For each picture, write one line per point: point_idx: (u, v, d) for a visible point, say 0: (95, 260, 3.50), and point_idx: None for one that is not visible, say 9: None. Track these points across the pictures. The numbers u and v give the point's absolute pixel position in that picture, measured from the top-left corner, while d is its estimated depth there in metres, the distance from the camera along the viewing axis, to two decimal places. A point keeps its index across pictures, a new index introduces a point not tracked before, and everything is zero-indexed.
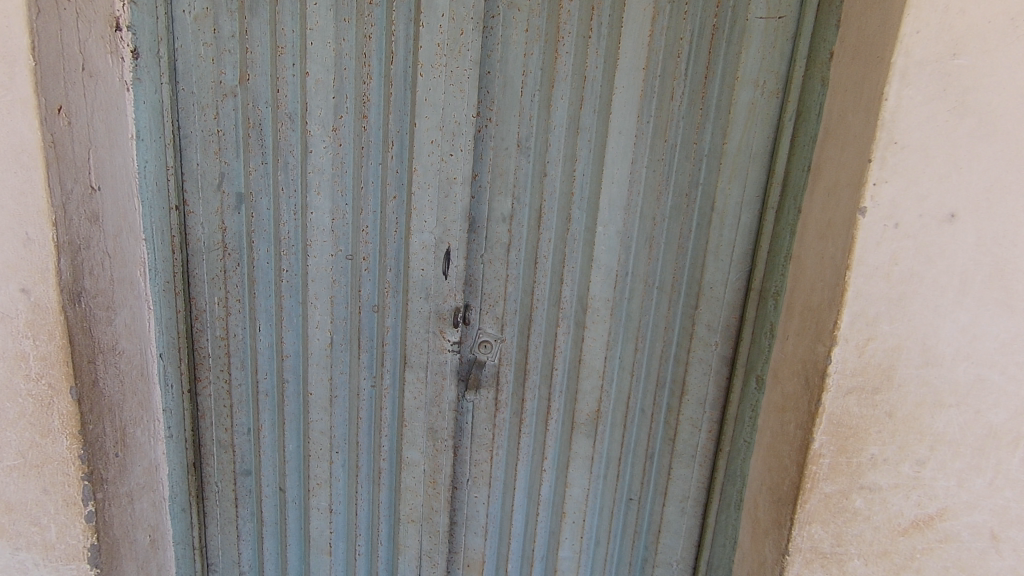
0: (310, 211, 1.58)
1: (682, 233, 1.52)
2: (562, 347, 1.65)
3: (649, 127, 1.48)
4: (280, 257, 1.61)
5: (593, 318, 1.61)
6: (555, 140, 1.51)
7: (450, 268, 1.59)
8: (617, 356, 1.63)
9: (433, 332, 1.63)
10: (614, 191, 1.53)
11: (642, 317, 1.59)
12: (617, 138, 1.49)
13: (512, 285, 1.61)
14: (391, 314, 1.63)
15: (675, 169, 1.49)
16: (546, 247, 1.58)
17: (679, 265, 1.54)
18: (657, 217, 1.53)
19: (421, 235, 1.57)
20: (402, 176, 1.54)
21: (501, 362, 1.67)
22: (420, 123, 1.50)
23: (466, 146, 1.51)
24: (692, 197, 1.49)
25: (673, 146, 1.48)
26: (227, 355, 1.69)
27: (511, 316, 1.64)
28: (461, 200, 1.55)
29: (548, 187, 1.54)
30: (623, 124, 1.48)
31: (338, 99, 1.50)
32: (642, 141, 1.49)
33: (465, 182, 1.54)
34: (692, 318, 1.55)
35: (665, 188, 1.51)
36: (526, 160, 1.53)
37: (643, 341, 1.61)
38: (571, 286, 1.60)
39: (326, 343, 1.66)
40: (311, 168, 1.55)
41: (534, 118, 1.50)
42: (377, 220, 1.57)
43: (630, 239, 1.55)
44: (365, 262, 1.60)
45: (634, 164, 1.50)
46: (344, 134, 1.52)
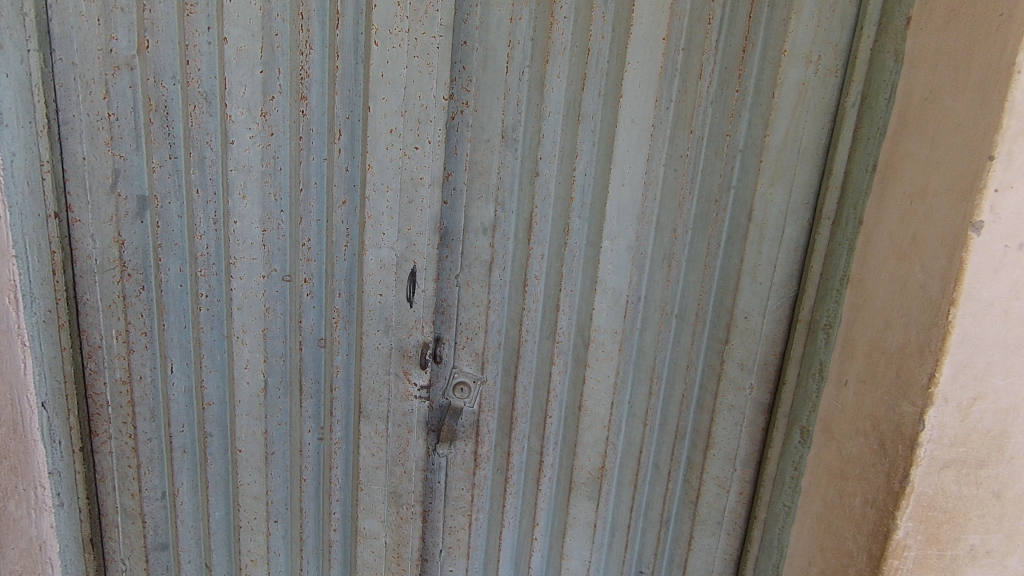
0: (233, 220, 1.21)
1: (710, 249, 1.21)
2: (558, 389, 1.32)
3: (670, 114, 1.16)
4: (196, 279, 1.25)
5: (596, 354, 1.28)
6: (549, 132, 1.19)
7: (416, 294, 1.24)
8: (626, 401, 1.31)
9: (394, 374, 1.28)
10: (624, 196, 1.20)
11: (657, 353, 1.27)
12: (628, 129, 1.17)
13: (495, 314, 1.29)
14: (342, 352, 1.29)
15: (702, 169, 1.18)
16: (538, 265, 1.26)
17: (705, 290, 1.22)
18: (679, 229, 1.21)
19: (378, 251, 1.22)
20: (353, 175, 1.20)
21: (481, 409, 1.34)
22: (375, 106, 1.15)
23: (437, 137, 1.17)
24: (723, 204, 1.18)
25: (700, 139, 1.16)
26: (130, 404, 1.32)
27: (494, 352, 1.32)
28: (431, 207, 1.21)
29: (540, 190, 1.22)
30: (636, 110, 1.16)
31: (268, 73, 1.14)
32: (660, 132, 1.17)
33: (435, 183, 1.20)
34: (720, 355, 1.24)
35: (689, 192, 1.19)
36: (512, 155, 1.21)
37: (659, 382, 1.29)
38: (568, 316, 1.28)
39: (259, 389, 1.30)
40: (233, 165, 1.18)
41: (523, 102, 1.19)
42: (322, 232, 1.23)
43: (644, 256, 1.23)
44: (307, 285, 1.26)
45: (651, 162, 1.19)
46: (276, 120, 1.16)
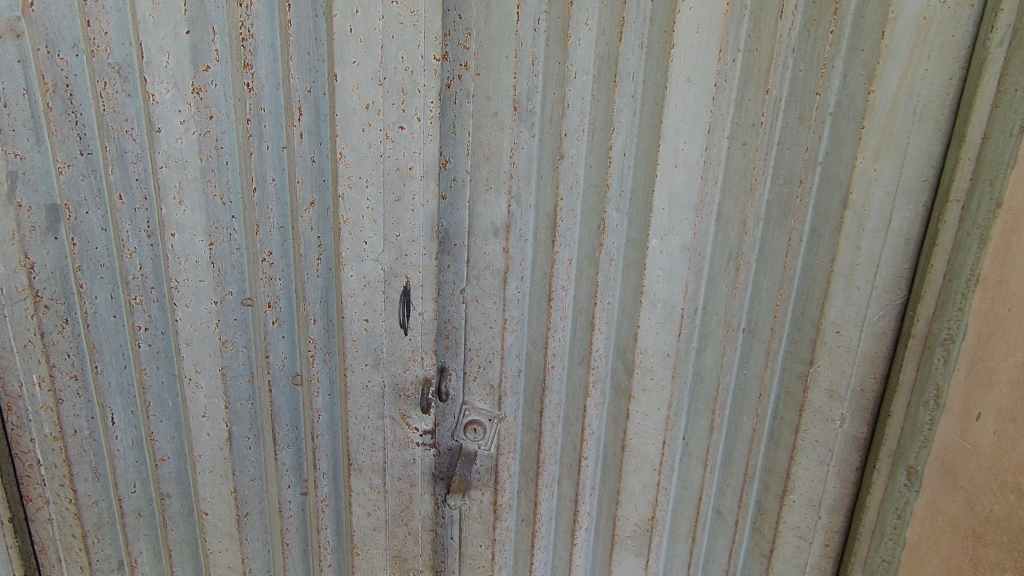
0: (169, 231, 0.92)
1: (791, 246, 0.92)
2: (594, 423, 1.07)
3: (737, 69, 0.88)
4: (130, 308, 0.98)
5: (644, 384, 1.02)
6: (574, 99, 0.92)
7: (411, 318, 0.96)
8: (681, 435, 1.05)
9: (389, 418, 1.02)
10: (677, 180, 0.93)
11: (720, 378, 1.01)
12: (683, 90, 0.89)
13: (512, 336, 1.03)
14: (323, 391, 1.04)
15: (779, 141, 0.90)
16: (566, 272, 0.99)
17: (785, 298, 0.95)
18: (750, 222, 0.94)
19: (360, 266, 0.93)
20: (321, 167, 0.92)
21: (500, 451, 1.09)
22: (344, 74, 0.85)
23: (432, 112, 0.88)
24: (809, 186, 0.89)
25: (778, 100, 0.88)
26: (65, 464, 1.06)
27: (513, 382, 1.06)
28: (427, 206, 0.91)
29: (567, 178, 0.95)
30: (693, 65, 0.88)
31: (197, 35, 0.85)
32: (722, 94, 0.89)
33: (430, 174, 0.90)
34: (805, 382, 0.96)
35: (763, 171, 0.91)
36: (528, 133, 0.94)
37: (723, 412, 1.03)
38: (606, 336, 1.02)
39: (223, 440, 1.04)
40: (162, 161, 0.89)
41: (539, 61, 0.91)
42: (286, 242, 0.96)
43: (701, 258, 0.96)
44: (270, 311, 0.99)
45: (710, 133, 0.91)
46: (213, 96, 0.88)
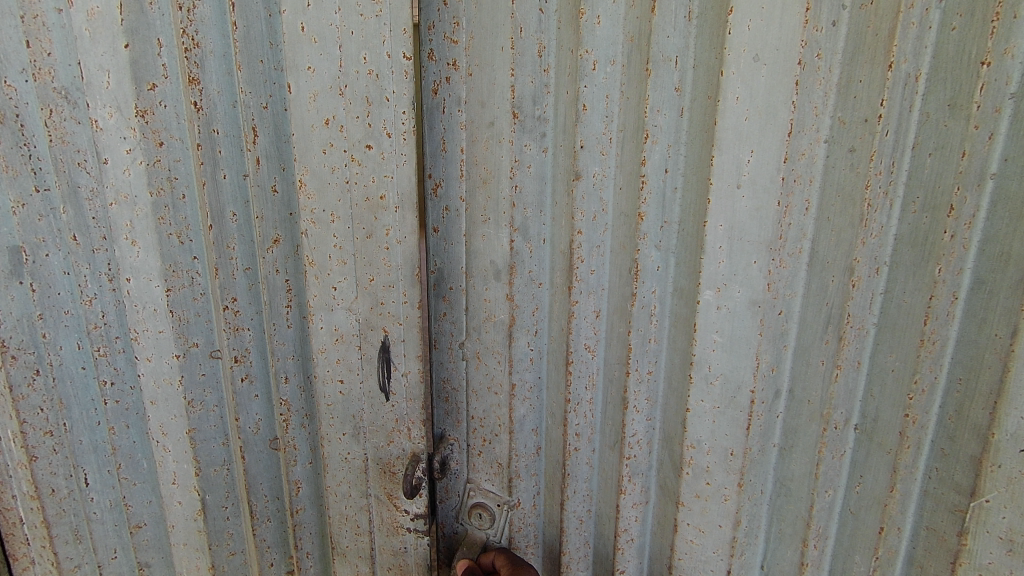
0: (125, 275, 0.79)
1: (934, 309, 0.62)
2: (633, 528, 0.88)
3: (831, 37, 0.62)
4: (97, 361, 0.87)
5: (699, 492, 0.79)
6: (593, 100, 0.76)
7: (392, 382, 0.87)
8: (756, 562, 0.80)
9: (375, 497, 0.93)
10: (741, 207, 0.68)
11: (816, 497, 0.74)
12: (747, 73, 0.64)
13: (522, 405, 0.91)
14: (303, 459, 0.93)
15: (914, 143, 0.61)
16: (584, 328, 0.84)
17: (919, 394, 0.64)
18: (861, 268, 0.65)
19: (331, 316, 0.85)
20: (287, 197, 0.82)
21: (512, 545, 0.99)
22: (298, 83, 0.77)
23: (403, 126, 0.78)
24: (962, 217, 0.58)
25: (907, 80, 0.59)
26: (44, 525, 0.92)
27: (528, 462, 0.94)
28: (404, 242, 0.82)
29: (584, 200, 0.79)
30: (764, 36, 0.63)
31: (138, 49, 0.71)
32: (807, 78, 0.63)
33: (405, 204, 0.81)
34: (962, 522, 0.63)
35: (891, 195, 0.63)
36: (538, 146, 0.81)
37: (825, 545, 0.75)
38: (642, 421, 0.83)
39: (196, 510, 0.89)
40: (113, 197, 0.76)
41: (547, 52, 0.78)
42: (255, 286, 0.83)
43: (778, 316, 0.70)
44: (239, 366, 0.84)
45: (790, 137, 0.64)
46: (163, 119, 0.74)
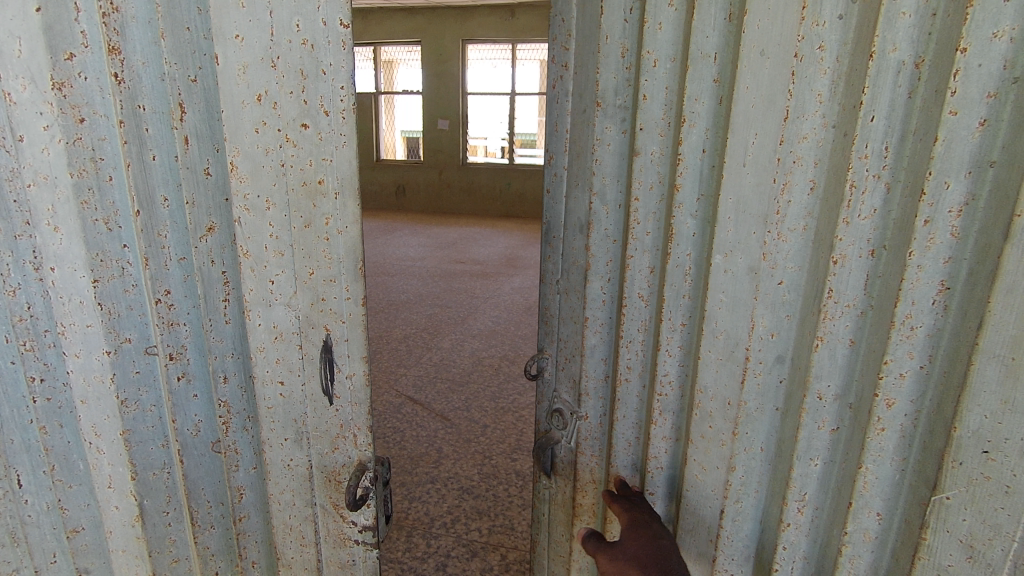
0: (47, 265, 0.73)
1: (918, 297, 0.64)
2: (662, 457, 0.93)
3: (836, 29, 0.66)
4: (25, 357, 0.76)
5: (702, 432, 0.86)
6: (654, 91, 0.83)
7: (335, 385, 0.82)
8: (753, 515, 0.85)
9: (321, 505, 0.90)
10: (745, 183, 0.75)
11: (796, 460, 0.77)
12: (754, 65, 0.71)
13: (594, 335, 0.99)
14: (245, 464, 0.89)
15: (905, 131, 0.63)
16: (636, 270, 0.91)
17: (890, 376, 0.67)
18: (852, 237, 0.68)
19: (269, 313, 0.81)
20: (219, 181, 0.76)
21: (579, 451, 1.06)
22: (226, 54, 0.71)
23: (341, 104, 0.71)
24: (932, 197, 0.61)
25: (899, 67, 0.62)
26: None
27: (596, 384, 1.01)
28: (345, 232, 0.76)
29: (641, 175, 0.87)
30: (768, 33, 0.70)
31: (52, 14, 0.64)
32: (806, 67, 0.68)
33: (346, 191, 0.75)
34: (924, 516, 0.66)
35: (883, 179, 0.65)
36: (617, 129, 0.89)
37: (806, 506, 0.79)
38: (672, 362, 0.89)
39: (134, 516, 0.84)
40: (29, 178, 0.69)
41: (629, 52, 0.85)
42: (191, 278, 0.78)
43: (778, 287, 0.76)
44: (174, 365, 0.79)
45: (788, 121, 0.70)
46: (83, 92, 0.67)
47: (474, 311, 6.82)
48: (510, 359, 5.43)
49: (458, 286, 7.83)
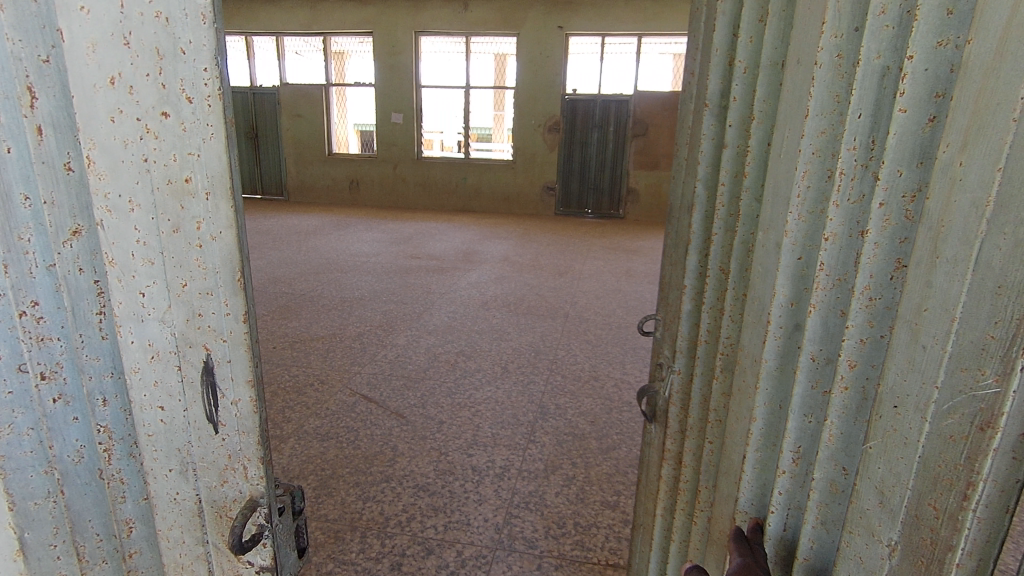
0: None
1: (876, 276, 0.71)
2: (717, 408, 1.13)
3: (852, 42, 0.73)
4: None
5: (740, 382, 0.99)
6: (739, 95, 1.08)
7: (220, 414, 0.80)
8: (752, 464, 0.94)
9: (212, 547, 0.86)
10: (780, 169, 0.88)
11: (792, 416, 0.85)
12: (793, 71, 0.87)
13: (688, 300, 1.28)
14: (131, 497, 0.84)
15: (881, 127, 0.70)
16: (714, 247, 1.17)
17: (852, 339, 0.74)
18: (834, 219, 0.76)
19: (142, 329, 0.77)
20: (77, 178, 0.73)
21: (668, 399, 1.37)
22: (71, 27, 0.67)
23: (204, 86, 0.68)
24: (886, 183, 0.68)
25: (884, 72, 0.69)
26: None
27: (684, 342, 1.30)
28: (219, 238, 0.73)
29: (724, 161, 1.13)
30: (803, 42, 0.84)
31: None
32: (826, 74, 0.77)
33: (216, 190, 0.71)
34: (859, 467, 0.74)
35: (869, 168, 0.72)
36: (716, 127, 1.17)
37: (799, 459, 0.85)
38: (730, 322, 1.09)
39: (14, 550, 0.77)
40: None
41: (729, 67, 1.12)
42: (57, 288, 0.74)
43: (797, 262, 0.84)
44: (44, 385, 0.75)
45: (808, 118, 0.79)
46: None
47: (430, 307, 6.74)
48: (466, 355, 5.38)
49: (414, 281, 7.73)
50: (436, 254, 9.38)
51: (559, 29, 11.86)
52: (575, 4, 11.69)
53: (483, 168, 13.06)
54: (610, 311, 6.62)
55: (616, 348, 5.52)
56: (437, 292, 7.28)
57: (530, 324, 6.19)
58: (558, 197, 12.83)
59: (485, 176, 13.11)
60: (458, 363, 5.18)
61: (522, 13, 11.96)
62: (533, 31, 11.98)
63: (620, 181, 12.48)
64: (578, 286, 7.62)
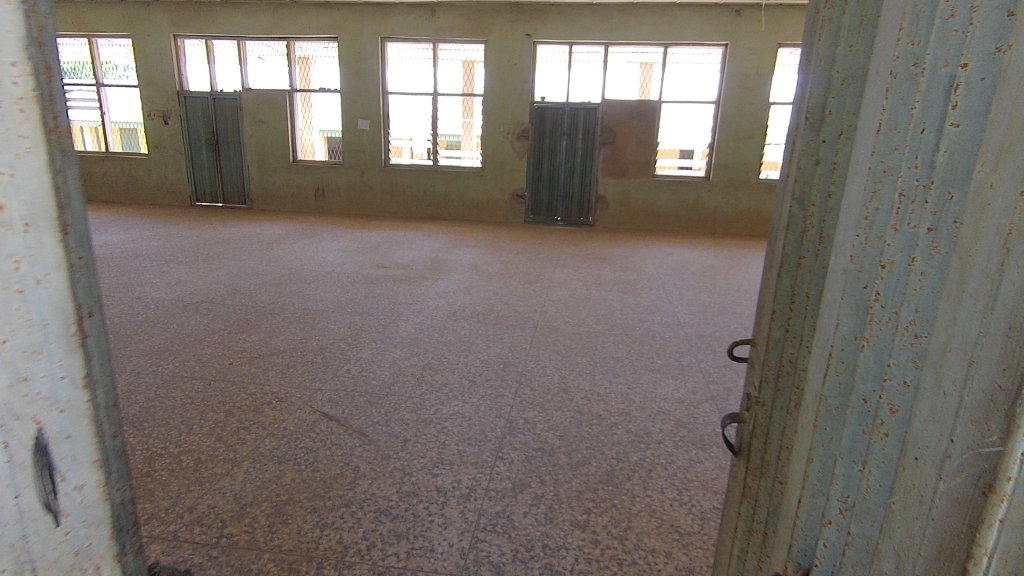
0: None
1: (920, 306, 0.68)
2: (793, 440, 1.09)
3: (921, 57, 0.70)
4: None
5: (804, 416, 0.95)
6: (838, 111, 1.06)
7: (48, 429, 1.02)
8: (805, 498, 0.91)
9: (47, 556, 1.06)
10: (851, 190, 0.85)
11: (844, 452, 0.81)
12: (870, 88, 0.83)
13: (777, 326, 1.24)
14: None
15: (932, 148, 0.67)
16: (808, 271, 1.14)
17: (898, 372, 0.71)
18: (889, 247, 0.73)
19: None
20: None
21: (752, 430, 1.35)
22: None
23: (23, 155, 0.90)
24: (939, 209, 0.66)
25: (947, 91, 0.66)
26: None
27: (772, 371, 1.27)
28: (41, 280, 0.96)
29: (823, 180, 1.10)
30: (879, 55, 0.81)
31: None
32: (895, 91, 0.73)
33: (35, 238, 0.94)
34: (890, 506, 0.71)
35: (924, 190, 0.69)
36: (807, 142, 1.13)
37: (847, 501, 0.81)
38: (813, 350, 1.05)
39: None
40: None
41: (825, 81, 1.09)
42: None
43: (858, 289, 0.80)
44: None
45: (879, 138, 0.76)
46: None
47: (396, 318, 6.56)
48: (432, 368, 5.22)
49: (380, 291, 7.53)
50: (403, 263, 9.20)
51: (526, 37, 11.88)
52: (542, 12, 11.71)
53: (451, 176, 12.92)
54: (580, 320, 6.54)
55: (585, 359, 5.44)
56: (404, 303, 7.10)
57: (499, 334, 6.07)
58: (528, 204, 12.77)
59: (454, 184, 12.97)
60: (425, 377, 5.02)
61: (489, 20, 11.91)
62: (501, 39, 11.96)
63: (590, 188, 12.50)
64: (548, 295, 7.54)
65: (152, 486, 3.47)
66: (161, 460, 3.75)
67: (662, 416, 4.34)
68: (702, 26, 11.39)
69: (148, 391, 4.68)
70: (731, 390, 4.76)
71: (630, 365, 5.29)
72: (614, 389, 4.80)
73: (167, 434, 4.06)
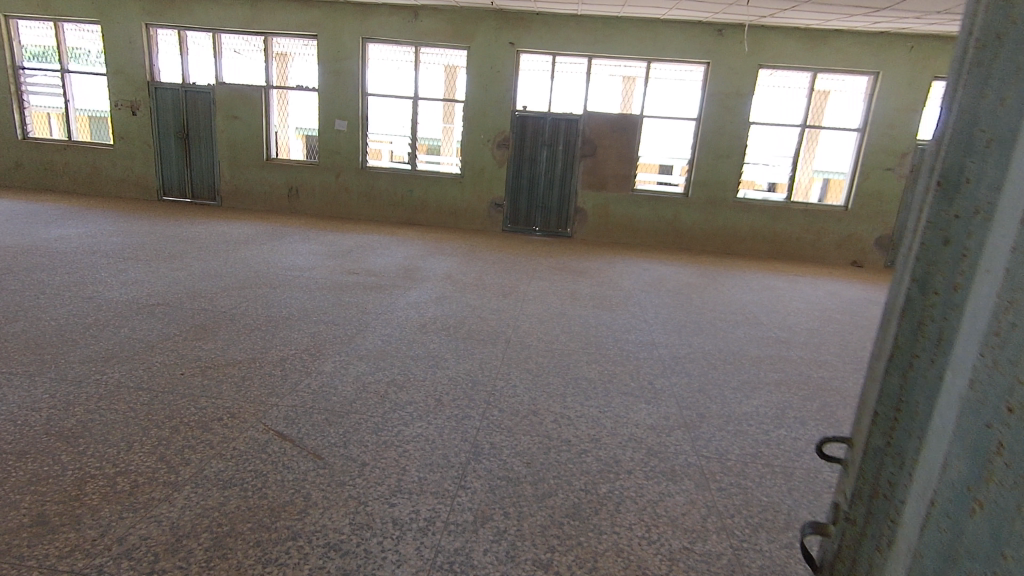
0: None
1: (992, 451, 1.17)
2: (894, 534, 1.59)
3: (1001, 302, 1.19)
4: None
5: (916, 514, 1.44)
6: (941, 288, 1.55)
7: None
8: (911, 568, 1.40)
9: None
10: (960, 362, 1.33)
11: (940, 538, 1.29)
12: (978, 302, 1.32)
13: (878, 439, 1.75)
14: None
15: (1001, 355, 1.16)
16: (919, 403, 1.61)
17: (978, 494, 1.19)
18: (980, 409, 1.22)
19: None
20: None
21: (854, 524, 1.84)
22: None
23: None
24: (1001, 394, 1.15)
25: (1008, 325, 1.16)
26: None
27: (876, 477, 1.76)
28: None
29: (922, 335, 1.60)
30: (982, 285, 1.30)
31: None
32: (990, 312, 1.24)
33: None
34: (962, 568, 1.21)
35: (994, 376, 1.18)
36: (905, 305, 1.65)
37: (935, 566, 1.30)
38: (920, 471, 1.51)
39: None
40: None
41: (922, 266, 1.60)
42: None
43: (961, 438, 1.26)
44: None
45: (976, 345, 1.26)
46: None
47: (363, 328, 6.31)
48: (398, 385, 4.98)
49: (348, 299, 7.27)
50: (375, 269, 8.94)
51: (510, 45, 11.76)
52: (526, 20, 11.61)
53: (429, 181, 12.68)
54: (553, 337, 6.38)
55: (557, 379, 5.27)
56: (372, 312, 6.85)
57: (469, 350, 5.86)
58: (506, 213, 12.61)
59: (432, 189, 12.73)
60: (389, 394, 4.79)
61: (472, 26, 11.76)
62: (484, 45, 11.83)
63: (569, 200, 12.41)
64: (523, 309, 7.37)
65: (80, 513, 3.18)
66: (94, 481, 3.46)
67: (632, 444, 4.19)
68: (685, 43, 11.37)
69: (88, 402, 4.36)
70: (704, 417, 4.64)
71: (602, 387, 5.14)
72: (585, 413, 4.64)
73: (104, 452, 3.76)
